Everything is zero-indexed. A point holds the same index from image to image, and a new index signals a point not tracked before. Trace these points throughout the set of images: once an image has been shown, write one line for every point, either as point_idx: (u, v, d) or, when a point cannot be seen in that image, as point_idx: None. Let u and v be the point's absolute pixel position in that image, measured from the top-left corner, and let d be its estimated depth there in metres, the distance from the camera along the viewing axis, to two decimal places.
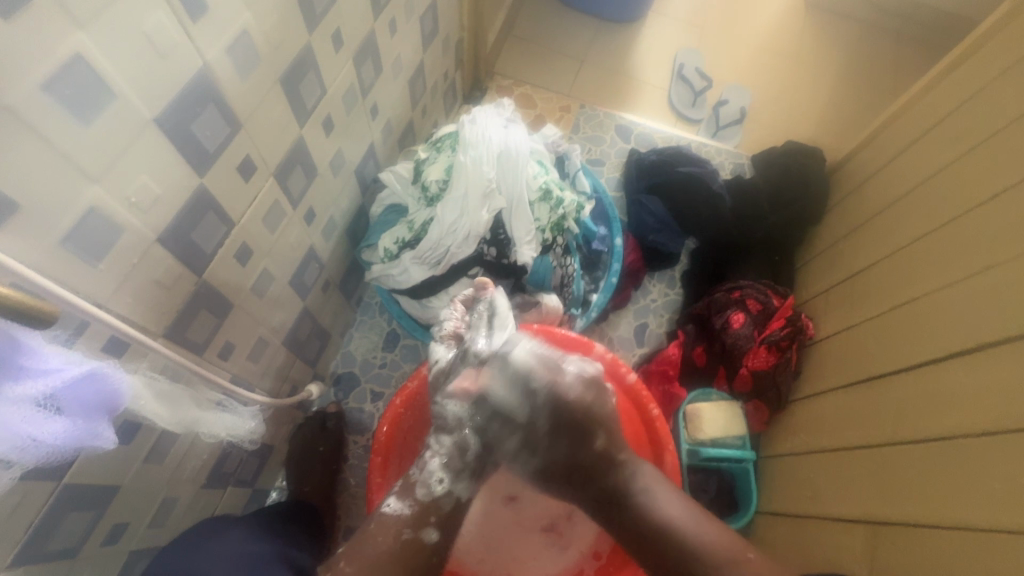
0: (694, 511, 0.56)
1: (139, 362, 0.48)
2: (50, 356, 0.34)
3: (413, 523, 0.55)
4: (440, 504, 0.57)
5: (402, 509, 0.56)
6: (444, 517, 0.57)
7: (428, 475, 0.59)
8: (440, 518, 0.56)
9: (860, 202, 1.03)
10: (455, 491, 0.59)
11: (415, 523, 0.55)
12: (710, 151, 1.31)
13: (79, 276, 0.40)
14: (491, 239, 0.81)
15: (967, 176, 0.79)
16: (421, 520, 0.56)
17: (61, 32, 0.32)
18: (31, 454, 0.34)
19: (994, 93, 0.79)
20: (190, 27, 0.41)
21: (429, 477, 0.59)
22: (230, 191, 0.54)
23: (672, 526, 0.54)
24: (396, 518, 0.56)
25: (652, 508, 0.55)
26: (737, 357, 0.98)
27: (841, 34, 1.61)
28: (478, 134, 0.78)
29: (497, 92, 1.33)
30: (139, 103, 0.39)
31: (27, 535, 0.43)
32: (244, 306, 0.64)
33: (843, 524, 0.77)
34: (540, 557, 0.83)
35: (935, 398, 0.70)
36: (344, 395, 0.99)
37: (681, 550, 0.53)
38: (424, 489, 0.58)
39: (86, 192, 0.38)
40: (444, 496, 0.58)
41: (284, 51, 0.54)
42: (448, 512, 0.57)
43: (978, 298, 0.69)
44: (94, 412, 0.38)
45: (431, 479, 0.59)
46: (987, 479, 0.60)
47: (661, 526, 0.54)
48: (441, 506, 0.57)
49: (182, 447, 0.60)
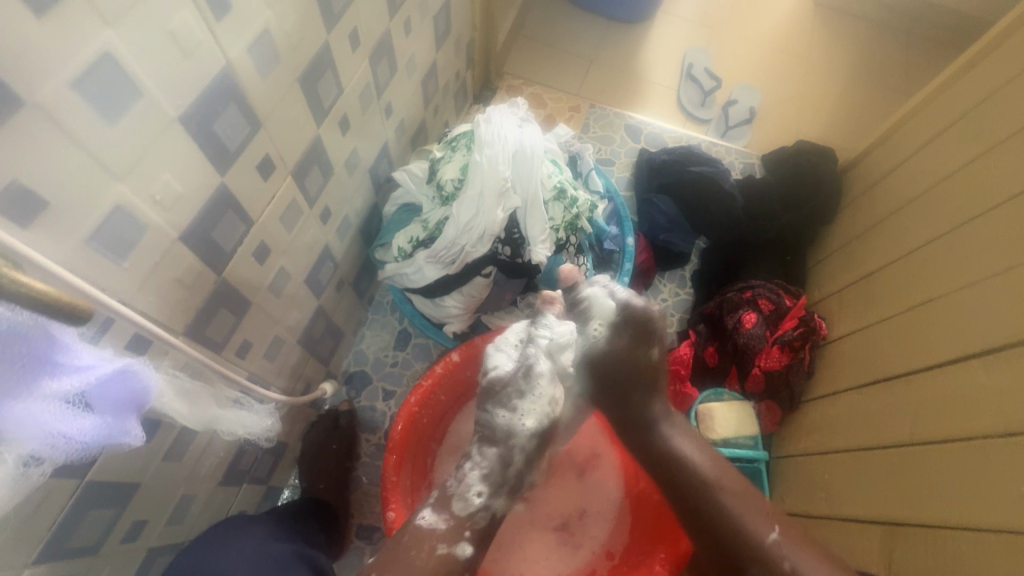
0: (709, 457, 0.68)
1: (160, 359, 0.49)
2: (82, 353, 0.34)
3: (448, 538, 0.60)
4: (474, 519, 0.63)
5: (437, 522, 0.61)
6: (479, 531, 0.62)
7: (467, 488, 0.63)
8: (474, 532, 0.62)
9: (874, 202, 1.02)
10: (490, 505, 0.64)
11: (450, 538, 0.60)
12: (720, 150, 1.31)
13: (104, 274, 0.40)
14: (505, 238, 0.82)
15: (984, 176, 0.78)
16: (456, 533, 0.61)
17: (90, 30, 0.32)
18: (60, 451, 0.34)
19: (1011, 92, 0.79)
20: (214, 26, 0.41)
21: (467, 490, 0.63)
22: (250, 190, 0.54)
23: (701, 473, 0.66)
24: (432, 531, 0.60)
25: (680, 458, 0.68)
26: (749, 356, 0.97)
27: (851, 33, 1.61)
28: (494, 133, 0.78)
29: (507, 91, 1.33)
30: (164, 101, 0.40)
31: (51, 531, 0.44)
32: (261, 305, 0.64)
33: (859, 525, 0.77)
34: (551, 557, 0.83)
35: (954, 399, 0.69)
36: (355, 394, 1.00)
37: (730, 532, 0.62)
38: (461, 503, 0.62)
39: (111, 190, 0.38)
40: (479, 511, 0.63)
41: (303, 51, 0.54)
42: (483, 527, 0.63)
43: (997, 298, 0.69)
44: (123, 409, 0.38)
45: (469, 492, 0.63)
46: (1005, 480, 0.60)
47: (692, 477, 0.66)
48: (477, 521, 0.63)
49: (200, 445, 0.60)
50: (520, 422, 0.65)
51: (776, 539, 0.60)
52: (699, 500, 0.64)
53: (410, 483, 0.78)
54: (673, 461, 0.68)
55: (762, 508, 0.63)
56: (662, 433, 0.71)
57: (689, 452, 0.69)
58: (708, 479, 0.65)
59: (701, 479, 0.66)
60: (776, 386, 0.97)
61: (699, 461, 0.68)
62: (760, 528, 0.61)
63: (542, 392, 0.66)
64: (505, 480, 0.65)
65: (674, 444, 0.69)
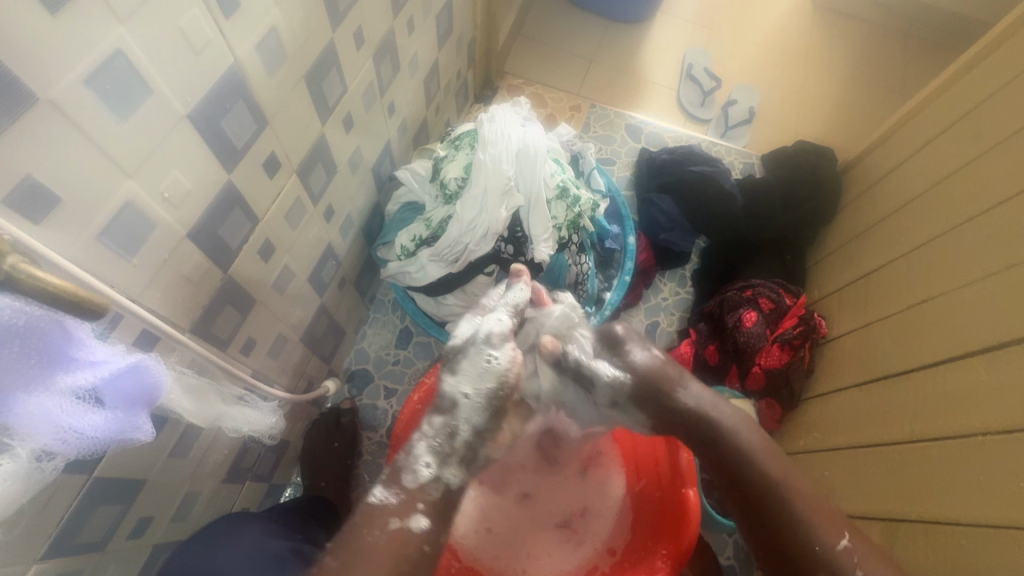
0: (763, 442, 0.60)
1: (168, 355, 0.49)
2: (96, 349, 0.35)
3: (401, 512, 0.53)
4: (428, 491, 0.55)
5: (387, 498, 0.54)
6: (433, 504, 0.54)
7: (416, 460, 0.56)
8: (429, 505, 0.54)
9: (872, 203, 1.03)
10: (443, 476, 0.56)
11: (404, 511, 0.53)
12: (720, 150, 1.31)
13: (114, 270, 0.40)
14: (508, 237, 0.82)
15: (982, 176, 0.79)
16: (409, 507, 0.54)
17: (103, 28, 0.33)
18: (73, 446, 0.34)
19: (1011, 92, 0.79)
20: (223, 24, 0.42)
21: (417, 461, 0.56)
22: (256, 187, 0.54)
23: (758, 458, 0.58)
24: (382, 507, 0.53)
25: (709, 412, 0.62)
26: (750, 355, 0.98)
27: (849, 34, 1.62)
28: (498, 132, 0.78)
29: (508, 91, 1.34)
30: (174, 99, 0.40)
31: (59, 527, 0.44)
32: (265, 302, 0.64)
33: (859, 522, 0.77)
34: (554, 553, 0.83)
35: (953, 396, 0.70)
36: (357, 392, 1.00)
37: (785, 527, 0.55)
38: (410, 476, 0.56)
39: (123, 186, 0.38)
40: (432, 482, 0.56)
41: (309, 49, 0.54)
42: (437, 500, 0.55)
43: (995, 297, 0.69)
44: (135, 405, 0.38)
45: (417, 463, 0.56)
46: (1003, 477, 0.60)
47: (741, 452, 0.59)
48: (429, 492, 0.55)
49: (205, 442, 0.60)
50: (463, 394, 0.59)
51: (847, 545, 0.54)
52: (761, 494, 0.57)
53: None
54: (741, 452, 0.59)
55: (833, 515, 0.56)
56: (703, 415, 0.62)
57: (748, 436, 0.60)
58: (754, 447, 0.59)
59: (756, 477, 0.58)
60: (777, 384, 0.97)
61: (752, 440, 0.60)
62: (828, 531, 0.54)
63: (497, 360, 0.60)
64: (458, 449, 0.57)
65: (729, 428, 0.61)
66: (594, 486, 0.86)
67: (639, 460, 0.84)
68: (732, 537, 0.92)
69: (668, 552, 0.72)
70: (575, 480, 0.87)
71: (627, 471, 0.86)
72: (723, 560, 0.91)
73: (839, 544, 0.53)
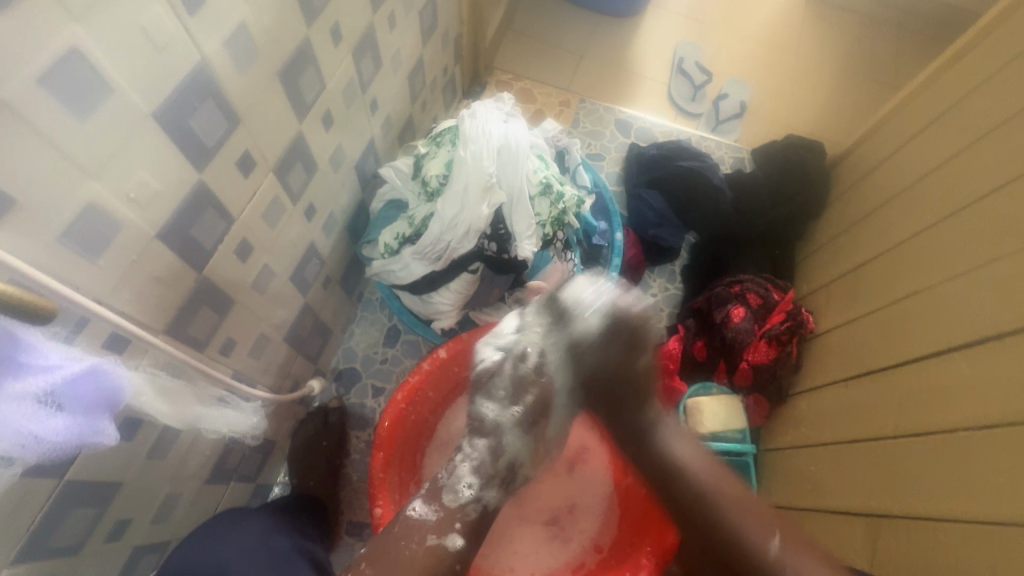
0: (709, 468, 0.67)
1: (140, 358, 0.48)
2: (49, 353, 0.34)
3: (438, 530, 0.62)
4: (465, 511, 0.64)
5: (428, 514, 0.63)
6: (469, 524, 0.64)
7: (457, 481, 0.65)
8: (465, 523, 0.63)
9: (860, 197, 1.02)
10: (481, 497, 0.65)
11: (440, 529, 0.62)
12: (710, 145, 1.31)
13: (78, 272, 0.40)
14: (491, 234, 0.81)
15: (968, 169, 0.78)
16: (446, 525, 0.62)
17: (56, 25, 0.32)
18: (30, 451, 0.34)
19: (997, 84, 0.78)
20: (187, 20, 0.41)
21: (458, 483, 0.65)
22: (230, 186, 0.53)
23: (690, 468, 0.67)
24: (422, 522, 0.62)
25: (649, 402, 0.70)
26: (737, 351, 0.98)
27: (842, 27, 1.61)
28: (478, 128, 0.77)
29: (496, 87, 1.33)
30: (137, 98, 0.39)
31: (30, 532, 0.44)
32: (245, 302, 0.64)
33: (846, 517, 0.77)
34: (542, 551, 0.83)
35: (940, 391, 0.69)
36: (345, 391, 1.00)
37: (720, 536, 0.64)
38: (451, 495, 0.64)
39: (84, 187, 0.38)
40: (470, 503, 0.65)
41: (282, 46, 0.53)
42: (474, 520, 0.64)
43: (982, 291, 0.69)
44: (95, 408, 0.38)
45: (458, 485, 0.65)
46: (989, 472, 0.60)
47: (675, 462, 0.68)
48: (467, 513, 0.64)
49: (184, 444, 0.60)
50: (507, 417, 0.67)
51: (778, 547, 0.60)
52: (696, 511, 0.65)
53: (397, 478, 0.79)
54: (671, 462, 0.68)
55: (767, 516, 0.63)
56: (660, 437, 0.70)
57: (683, 451, 0.69)
58: (693, 465, 0.67)
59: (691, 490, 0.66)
60: (765, 380, 0.96)
61: (695, 460, 0.68)
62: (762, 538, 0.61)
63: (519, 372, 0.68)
64: (497, 471, 0.67)
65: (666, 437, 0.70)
66: (582, 483, 0.86)
67: None
68: None
69: (652, 548, 0.74)
70: (562, 476, 0.86)
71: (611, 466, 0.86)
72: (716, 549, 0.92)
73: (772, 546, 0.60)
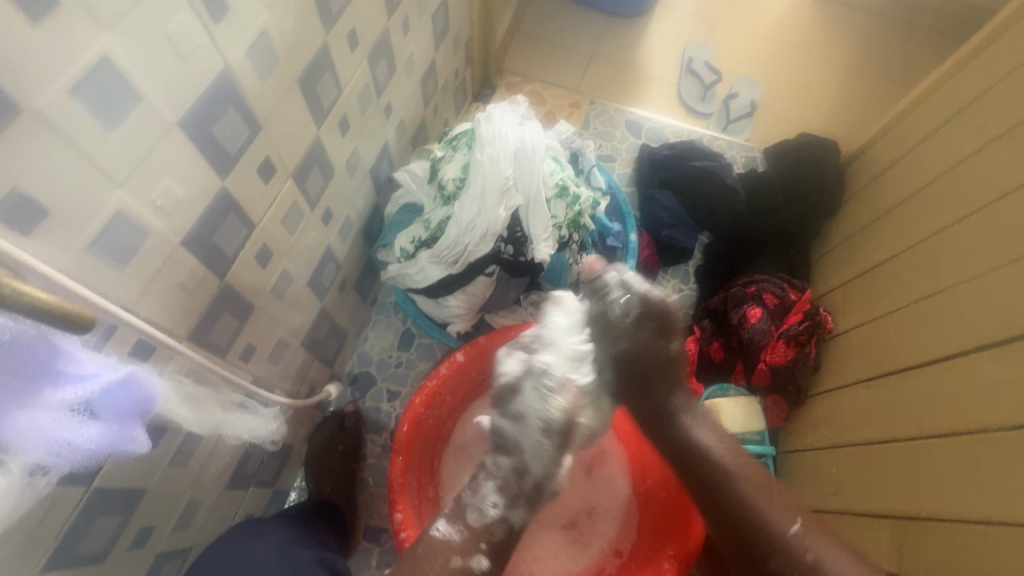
0: (722, 436, 0.70)
1: (165, 365, 0.48)
2: (85, 362, 0.34)
3: (463, 551, 0.62)
4: (491, 531, 0.64)
5: (451, 534, 0.62)
6: (495, 543, 0.64)
7: (482, 500, 0.64)
8: (490, 544, 0.63)
9: (876, 195, 1.02)
10: (507, 517, 0.65)
11: (465, 550, 0.62)
12: (722, 144, 1.30)
13: (106, 280, 0.40)
14: (507, 237, 0.81)
15: (988, 167, 0.78)
16: (471, 546, 0.62)
17: (88, 35, 0.32)
18: (66, 459, 0.34)
19: (1018, 79, 0.77)
20: (212, 28, 0.41)
21: (482, 502, 0.64)
22: (251, 193, 0.54)
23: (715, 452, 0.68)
24: (445, 543, 0.62)
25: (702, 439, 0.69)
26: (755, 352, 0.97)
27: (852, 24, 1.60)
28: (495, 131, 0.77)
29: (507, 89, 1.33)
30: (163, 106, 0.39)
31: (59, 540, 0.44)
32: (264, 307, 0.64)
33: (869, 519, 0.76)
34: (561, 555, 0.82)
35: (964, 391, 0.69)
36: (360, 395, 1.00)
37: (754, 521, 0.62)
38: (475, 514, 0.63)
39: (113, 196, 0.38)
40: (496, 522, 0.64)
41: (302, 52, 0.53)
42: (500, 539, 0.64)
43: (1004, 290, 0.68)
44: (128, 416, 0.38)
45: (483, 503, 0.64)
46: (1018, 472, 0.59)
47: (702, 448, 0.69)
48: (493, 532, 0.64)
49: (206, 450, 0.60)
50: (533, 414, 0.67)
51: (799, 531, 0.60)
52: (719, 488, 0.66)
53: (416, 482, 0.79)
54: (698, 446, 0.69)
55: (785, 502, 0.63)
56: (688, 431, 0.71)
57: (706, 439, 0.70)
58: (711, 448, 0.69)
59: (712, 471, 0.67)
60: (782, 380, 0.96)
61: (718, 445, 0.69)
62: (779, 520, 0.61)
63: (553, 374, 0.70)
64: (522, 491, 0.65)
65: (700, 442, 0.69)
66: (600, 486, 0.86)
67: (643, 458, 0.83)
68: None
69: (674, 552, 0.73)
70: (580, 479, 0.86)
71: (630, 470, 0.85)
72: None
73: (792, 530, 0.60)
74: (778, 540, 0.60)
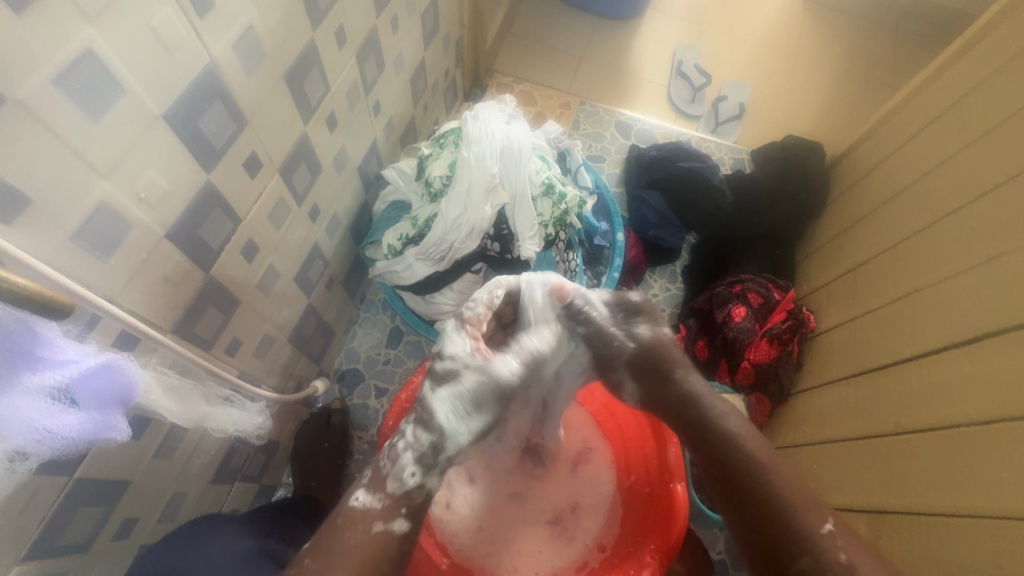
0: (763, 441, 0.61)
1: (149, 356, 0.49)
2: (66, 348, 0.35)
3: (385, 516, 0.55)
4: (412, 497, 0.57)
5: (372, 503, 0.56)
6: (416, 509, 0.57)
7: (400, 468, 0.57)
8: (411, 510, 0.57)
9: (860, 197, 1.03)
10: (426, 485, 0.58)
11: (386, 515, 0.55)
12: (710, 146, 1.31)
13: (90, 271, 0.40)
14: (494, 235, 0.82)
15: (966, 169, 0.79)
16: (392, 511, 0.56)
17: (72, 28, 0.33)
18: (46, 446, 0.35)
19: (997, 83, 0.79)
20: (198, 24, 0.41)
21: (401, 470, 0.58)
22: (236, 188, 0.54)
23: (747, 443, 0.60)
24: (366, 511, 0.55)
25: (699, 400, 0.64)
26: (739, 350, 0.98)
27: (839, 30, 1.61)
28: (481, 130, 0.78)
29: (497, 89, 1.33)
30: (149, 99, 0.40)
31: (40, 529, 0.44)
32: (250, 302, 0.64)
33: (849, 515, 0.77)
34: (545, 550, 0.82)
35: (937, 388, 0.70)
36: (348, 392, 1.00)
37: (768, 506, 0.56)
38: (395, 483, 0.57)
39: (97, 187, 0.38)
40: (416, 490, 0.58)
41: (288, 49, 0.54)
42: (420, 504, 0.58)
43: (978, 289, 0.70)
44: (109, 404, 0.38)
45: (402, 473, 0.58)
46: (989, 465, 0.60)
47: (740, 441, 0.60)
48: (413, 497, 0.57)
49: (191, 443, 0.60)
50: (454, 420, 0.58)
51: (831, 530, 0.54)
52: (748, 486, 0.57)
53: None
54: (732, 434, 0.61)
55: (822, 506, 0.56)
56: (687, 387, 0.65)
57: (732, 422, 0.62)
58: (741, 436, 0.60)
59: (741, 464, 0.58)
60: (765, 379, 0.97)
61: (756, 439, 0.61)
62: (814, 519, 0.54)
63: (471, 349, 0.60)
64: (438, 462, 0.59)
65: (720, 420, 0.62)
66: (586, 483, 0.87)
67: (629, 456, 0.84)
68: (724, 531, 0.89)
69: (656, 546, 0.72)
70: (565, 476, 0.88)
71: (617, 468, 0.87)
72: (715, 555, 0.89)
73: (823, 529, 0.53)
74: (809, 540, 0.53)
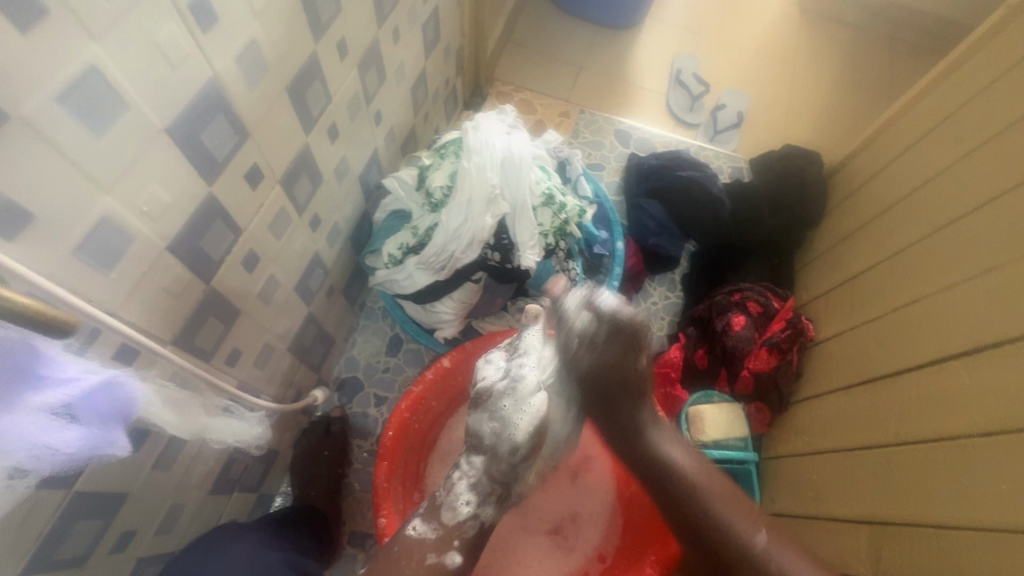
0: (696, 458, 0.65)
1: (149, 369, 0.49)
2: (68, 365, 0.35)
3: (437, 548, 0.59)
4: (464, 528, 0.61)
5: (426, 532, 0.60)
6: (468, 540, 0.61)
7: (455, 498, 0.62)
8: (463, 542, 0.60)
9: (858, 206, 1.04)
10: (479, 514, 0.62)
11: (439, 547, 0.59)
12: (709, 155, 1.32)
13: (91, 284, 0.40)
14: (494, 244, 0.82)
15: (964, 180, 0.79)
16: (445, 543, 0.60)
17: (76, 45, 0.33)
18: (46, 463, 0.35)
19: (995, 94, 0.79)
20: (201, 38, 0.42)
21: (456, 500, 0.62)
22: (238, 199, 0.54)
23: (689, 473, 0.64)
24: (421, 541, 0.60)
25: (665, 453, 0.66)
26: (739, 358, 0.99)
27: (835, 40, 1.62)
28: (482, 141, 0.79)
29: (497, 98, 1.34)
30: (152, 114, 0.40)
31: (38, 543, 0.44)
32: (251, 312, 0.64)
33: (848, 527, 0.77)
34: (545, 561, 0.83)
35: (939, 397, 0.70)
36: (347, 400, 1.00)
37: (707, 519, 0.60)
38: (449, 513, 0.61)
39: (99, 201, 0.38)
40: (469, 520, 0.61)
41: (291, 62, 0.54)
42: (473, 537, 0.61)
43: (978, 301, 0.70)
44: (108, 418, 0.38)
45: (457, 502, 0.62)
46: (990, 476, 0.60)
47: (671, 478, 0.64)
48: (466, 530, 0.61)
49: (190, 454, 0.60)
50: (489, 429, 0.64)
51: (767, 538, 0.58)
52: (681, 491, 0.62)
53: (401, 487, 0.79)
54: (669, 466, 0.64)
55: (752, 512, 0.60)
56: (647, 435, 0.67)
57: (677, 455, 0.66)
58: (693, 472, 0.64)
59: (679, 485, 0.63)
60: (764, 387, 0.97)
61: (688, 463, 0.65)
62: (748, 530, 0.58)
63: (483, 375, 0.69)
64: (494, 488, 0.63)
65: (668, 453, 0.66)
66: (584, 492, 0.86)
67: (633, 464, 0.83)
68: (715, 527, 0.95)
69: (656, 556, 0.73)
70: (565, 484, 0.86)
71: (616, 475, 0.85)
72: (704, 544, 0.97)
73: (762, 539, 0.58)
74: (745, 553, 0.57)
